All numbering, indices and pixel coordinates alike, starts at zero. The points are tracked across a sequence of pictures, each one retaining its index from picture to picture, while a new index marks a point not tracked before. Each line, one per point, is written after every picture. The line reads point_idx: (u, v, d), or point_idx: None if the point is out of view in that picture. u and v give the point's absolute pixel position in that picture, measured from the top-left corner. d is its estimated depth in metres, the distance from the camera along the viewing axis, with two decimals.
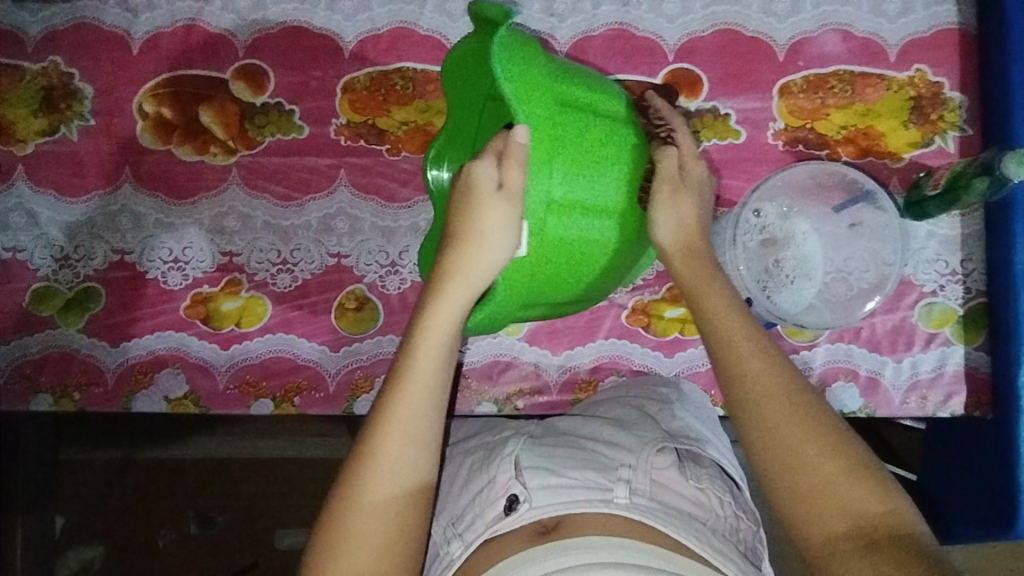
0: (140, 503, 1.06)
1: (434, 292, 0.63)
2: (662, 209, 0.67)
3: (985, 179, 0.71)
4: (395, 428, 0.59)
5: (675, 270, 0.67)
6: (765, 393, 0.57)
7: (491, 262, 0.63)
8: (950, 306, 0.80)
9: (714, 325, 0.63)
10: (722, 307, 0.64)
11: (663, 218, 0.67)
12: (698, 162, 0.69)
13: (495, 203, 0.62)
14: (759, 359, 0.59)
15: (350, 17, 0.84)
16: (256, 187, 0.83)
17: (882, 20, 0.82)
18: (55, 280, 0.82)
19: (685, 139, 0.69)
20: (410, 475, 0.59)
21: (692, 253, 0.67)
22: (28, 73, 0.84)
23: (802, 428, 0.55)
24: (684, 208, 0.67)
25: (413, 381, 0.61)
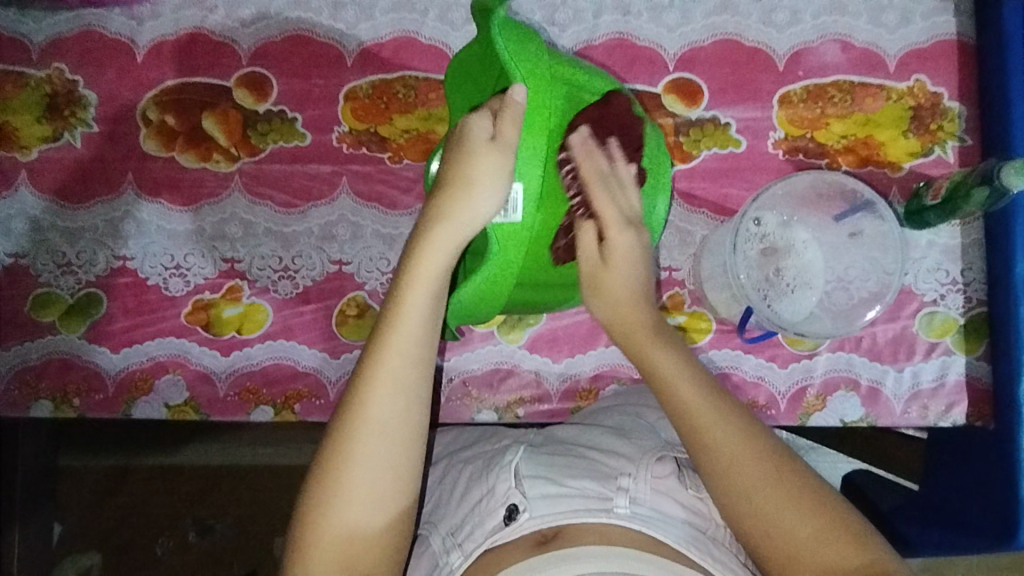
0: (137, 510, 1.05)
1: (420, 238, 0.64)
2: (605, 280, 0.69)
3: (985, 189, 0.72)
4: (383, 374, 0.61)
5: (628, 342, 0.69)
6: (737, 459, 0.60)
7: (479, 212, 0.63)
8: (951, 316, 0.80)
9: (669, 392, 0.64)
10: (679, 371, 0.65)
11: (624, 288, 0.69)
12: (623, 229, 0.69)
13: (486, 153, 0.62)
14: (725, 426, 0.61)
15: (353, 26, 0.85)
16: (258, 194, 0.83)
17: (881, 30, 0.83)
18: (56, 286, 0.83)
19: (607, 206, 0.68)
20: (399, 417, 0.61)
21: (634, 337, 0.69)
22: (33, 80, 0.84)
23: (774, 489, 0.58)
24: (623, 272, 0.69)
25: (400, 329, 0.62)
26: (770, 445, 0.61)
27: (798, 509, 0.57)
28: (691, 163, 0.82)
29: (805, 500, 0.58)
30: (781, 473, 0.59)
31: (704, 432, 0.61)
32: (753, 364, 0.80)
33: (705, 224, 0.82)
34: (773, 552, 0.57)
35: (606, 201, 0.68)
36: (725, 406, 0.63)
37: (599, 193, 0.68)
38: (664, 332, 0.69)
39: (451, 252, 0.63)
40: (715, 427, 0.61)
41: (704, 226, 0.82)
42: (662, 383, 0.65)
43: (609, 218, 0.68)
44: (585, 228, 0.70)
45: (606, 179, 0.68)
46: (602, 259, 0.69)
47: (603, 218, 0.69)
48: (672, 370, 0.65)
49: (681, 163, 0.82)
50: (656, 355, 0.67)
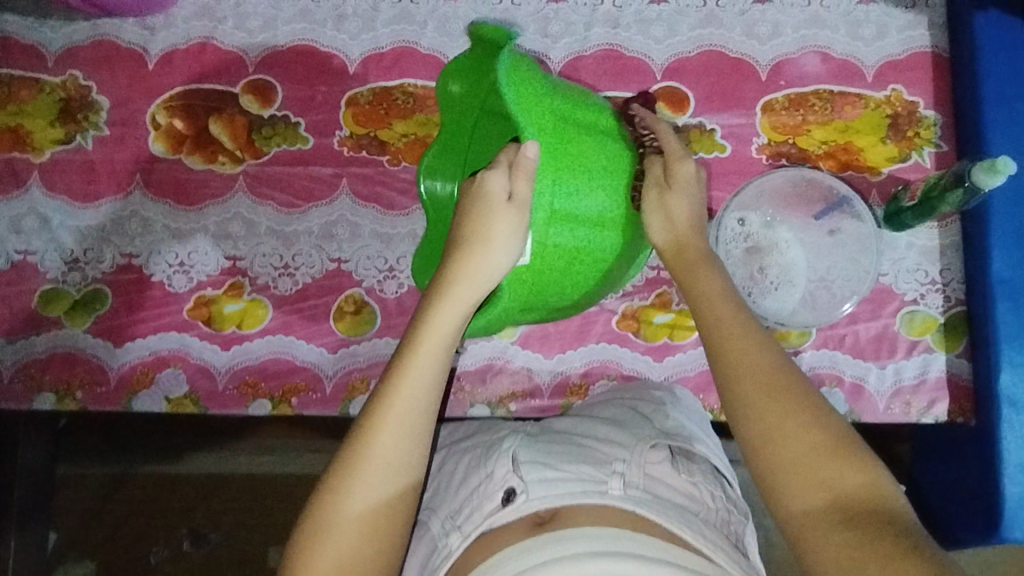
0: (134, 512, 1.06)
1: (438, 293, 0.67)
2: (669, 211, 0.70)
3: (960, 190, 0.75)
4: (393, 420, 0.62)
5: (671, 265, 0.71)
6: (752, 357, 0.61)
7: (492, 264, 0.67)
8: (932, 314, 0.82)
9: (704, 308, 0.66)
10: (711, 287, 0.67)
11: (677, 212, 0.70)
12: (686, 161, 0.72)
13: (502, 212, 0.67)
14: (749, 334, 0.63)
15: (356, 37, 0.89)
16: (261, 194, 0.87)
17: (859, 43, 0.87)
18: (64, 282, 0.85)
19: (670, 138, 0.73)
20: (406, 461, 0.62)
21: (682, 253, 0.70)
22: (48, 86, 0.88)
23: (779, 390, 0.58)
24: (683, 203, 0.71)
25: (413, 373, 0.64)
26: (796, 366, 0.61)
27: (811, 427, 0.56)
28: None
29: (816, 421, 0.57)
30: (790, 380, 0.59)
31: (729, 336, 0.63)
32: None
33: None
34: (771, 460, 0.56)
35: (669, 135, 0.74)
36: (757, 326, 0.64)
37: (665, 131, 0.74)
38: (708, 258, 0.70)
39: (467, 305, 0.66)
40: (748, 340, 0.62)
41: None
42: (697, 301, 0.67)
43: (671, 151, 0.72)
44: (653, 161, 0.73)
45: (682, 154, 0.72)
46: (661, 183, 0.71)
47: (668, 153, 0.72)
48: (712, 289, 0.67)
49: None
50: (692, 276, 0.69)
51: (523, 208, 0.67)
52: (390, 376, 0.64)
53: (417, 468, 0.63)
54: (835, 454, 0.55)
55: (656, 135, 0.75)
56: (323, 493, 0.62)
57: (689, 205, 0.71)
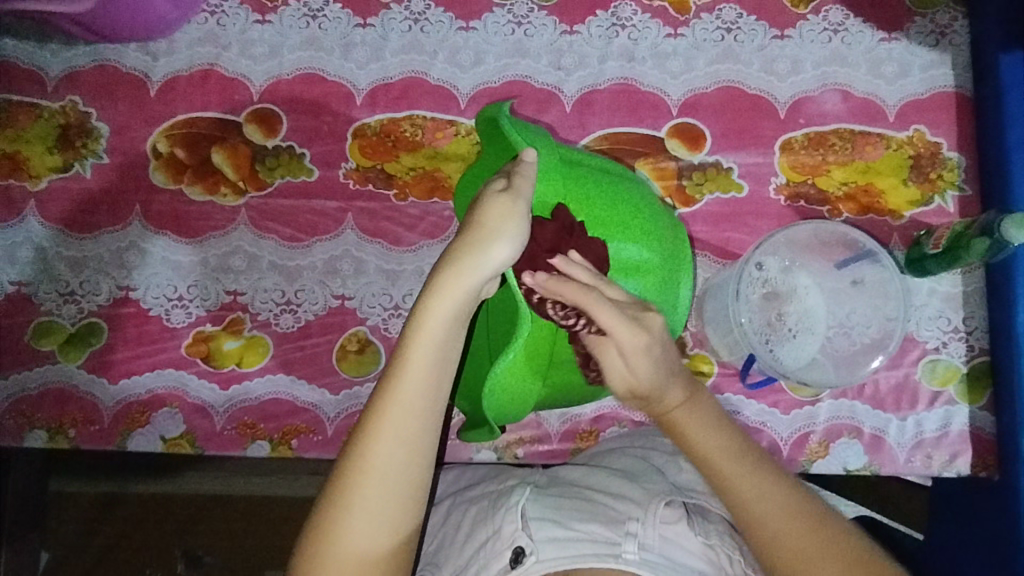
0: (125, 541, 1.03)
1: (434, 284, 0.60)
2: (638, 376, 0.64)
3: (985, 241, 0.73)
4: (386, 422, 0.60)
5: (663, 426, 0.68)
6: (779, 525, 0.64)
7: (489, 258, 0.59)
8: (954, 364, 0.79)
9: (713, 469, 0.66)
10: (716, 449, 0.66)
11: (647, 376, 0.64)
12: (637, 339, 0.62)
13: (496, 201, 0.60)
14: (765, 499, 0.64)
15: (364, 66, 0.86)
16: (263, 227, 0.84)
17: (880, 81, 0.84)
18: (58, 315, 0.83)
19: (605, 317, 0.61)
20: (401, 467, 0.60)
21: (674, 414, 0.66)
22: (47, 111, 0.86)
23: (816, 545, 0.63)
24: (651, 359, 0.63)
25: (409, 375, 0.60)
26: (815, 501, 0.65)
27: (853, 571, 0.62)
28: (693, 207, 0.83)
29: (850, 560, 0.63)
30: (816, 527, 0.64)
31: (750, 511, 0.64)
32: (755, 409, 0.79)
33: (707, 267, 0.82)
34: None
35: (605, 310, 0.61)
36: (766, 476, 0.65)
37: (600, 308, 0.61)
38: (701, 400, 0.67)
39: (463, 300, 0.60)
40: (770, 505, 0.64)
41: (706, 268, 0.82)
42: (706, 468, 0.66)
43: (617, 332, 0.62)
44: (604, 348, 0.64)
45: (620, 331, 0.62)
46: (622, 365, 0.64)
47: (612, 331, 0.62)
48: (716, 448, 0.66)
49: (683, 207, 0.83)
50: (696, 439, 0.66)
51: (521, 199, 0.60)
52: (386, 376, 0.61)
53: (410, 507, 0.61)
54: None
55: (591, 320, 0.62)
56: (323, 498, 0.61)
57: (654, 363, 0.64)
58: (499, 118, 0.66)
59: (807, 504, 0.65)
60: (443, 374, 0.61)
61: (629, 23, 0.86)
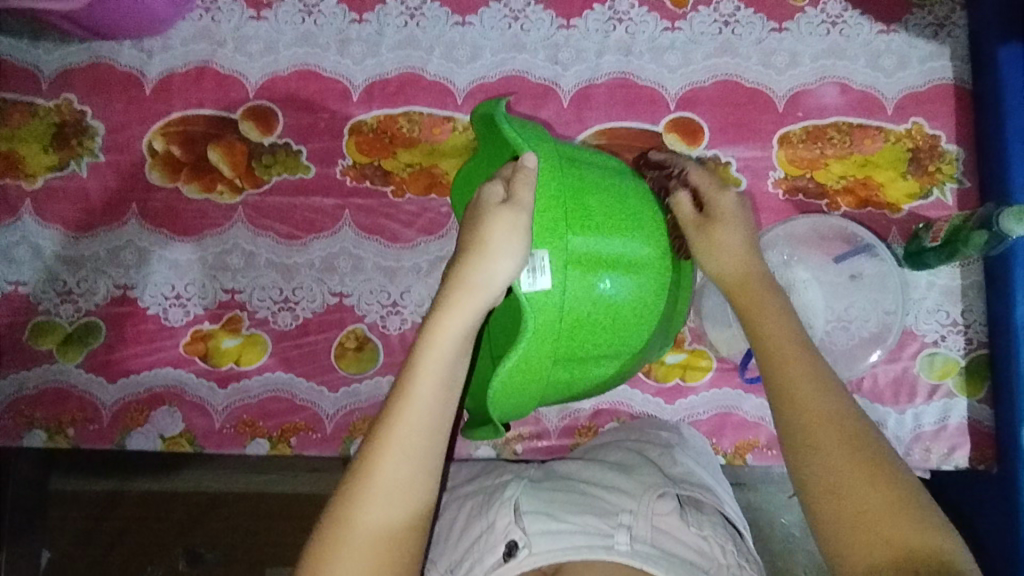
0: (125, 538, 1.02)
1: (442, 297, 0.61)
2: (716, 240, 0.69)
3: (984, 234, 0.73)
4: (393, 440, 0.59)
5: (734, 302, 0.68)
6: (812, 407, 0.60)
7: (494, 275, 0.59)
8: (952, 357, 0.79)
9: (765, 344, 0.65)
10: (775, 322, 0.65)
11: (730, 245, 0.68)
12: (723, 194, 0.70)
13: (498, 213, 0.59)
14: (814, 380, 0.61)
15: (360, 62, 0.86)
16: (260, 225, 0.84)
17: (879, 74, 0.84)
18: (56, 314, 0.82)
19: (700, 177, 0.72)
20: (408, 484, 0.59)
21: (748, 286, 0.67)
22: (41, 110, 0.85)
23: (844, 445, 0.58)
24: (732, 233, 0.69)
25: (426, 373, 0.60)
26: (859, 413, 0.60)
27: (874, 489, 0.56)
28: None
29: (882, 481, 0.56)
30: (852, 433, 0.59)
31: (787, 382, 0.62)
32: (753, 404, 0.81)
33: None
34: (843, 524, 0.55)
35: (705, 176, 0.72)
36: (825, 380, 0.62)
37: (693, 168, 0.74)
38: (776, 300, 0.67)
39: (470, 319, 0.60)
40: (813, 400, 0.60)
41: None
42: (761, 342, 0.65)
43: (705, 187, 0.72)
44: (682, 195, 0.71)
45: (716, 187, 0.71)
46: (704, 234, 0.69)
47: (702, 190, 0.72)
48: (778, 334, 0.64)
49: None
50: (761, 319, 0.66)
51: (523, 210, 0.59)
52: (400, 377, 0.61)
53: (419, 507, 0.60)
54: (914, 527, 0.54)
55: (685, 171, 0.74)
56: (326, 516, 0.59)
57: (741, 240, 0.69)
58: (496, 117, 0.64)
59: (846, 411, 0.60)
60: (450, 390, 0.61)
61: (627, 17, 0.85)
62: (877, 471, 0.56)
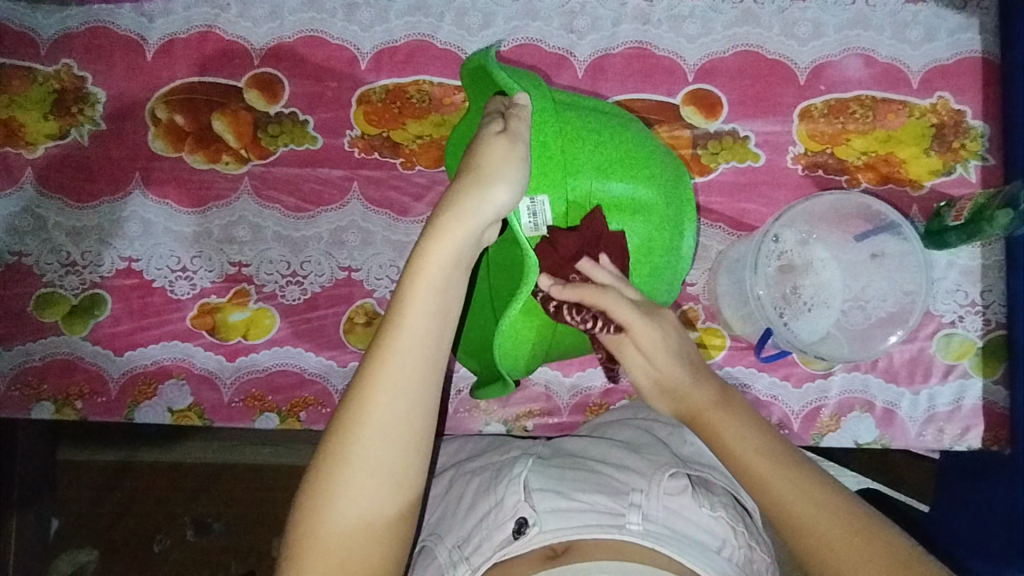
0: (131, 509, 1.02)
1: (429, 226, 0.57)
2: (666, 376, 0.63)
3: (1008, 213, 0.70)
4: (384, 376, 0.56)
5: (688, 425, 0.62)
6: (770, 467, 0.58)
7: (489, 202, 0.56)
8: (969, 338, 0.78)
9: (723, 446, 0.60)
10: (725, 417, 0.61)
11: (675, 380, 0.62)
12: (649, 324, 0.62)
13: (496, 142, 0.57)
14: (759, 442, 0.59)
15: (368, 29, 0.83)
16: (267, 197, 0.82)
17: (905, 45, 0.81)
18: (60, 286, 0.81)
19: (621, 309, 0.61)
20: (403, 422, 0.56)
21: (698, 414, 0.61)
22: (40, 76, 0.83)
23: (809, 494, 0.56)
24: (665, 357, 0.62)
25: (407, 323, 0.56)
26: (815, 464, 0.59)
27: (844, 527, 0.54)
28: (708, 176, 0.81)
29: (831, 507, 0.55)
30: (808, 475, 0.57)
31: (751, 472, 0.58)
32: (766, 382, 0.79)
33: (721, 239, 0.81)
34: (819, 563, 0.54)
35: (620, 303, 0.61)
36: (795, 460, 0.58)
37: (613, 301, 0.61)
38: (728, 401, 0.62)
39: (460, 247, 0.57)
40: (776, 467, 0.57)
41: (720, 240, 0.81)
42: (739, 467, 0.59)
43: (631, 322, 0.62)
44: (615, 305, 0.61)
45: (609, 291, 0.61)
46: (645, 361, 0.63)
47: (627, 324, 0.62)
48: (751, 450, 0.59)
49: (697, 176, 0.81)
50: (708, 408, 0.61)
51: (521, 142, 0.58)
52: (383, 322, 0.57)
53: (411, 480, 0.56)
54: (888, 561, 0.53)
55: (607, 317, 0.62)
56: (309, 481, 0.56)
57: (677, 363, 0.63)
58: (488, 63, 0.63)
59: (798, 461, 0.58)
60: (438, 321, 0.57)
61: None
62: (857, 526, 0.54)
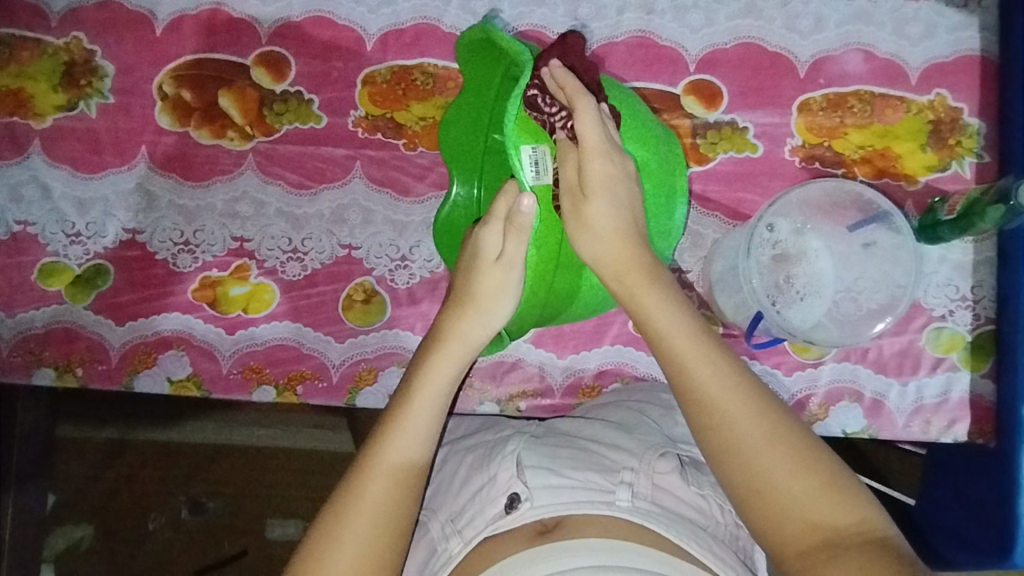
0: (127, 483, 1.03)
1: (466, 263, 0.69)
2: (591, 215, 0.63)
3: (1000, 207, 0.72)
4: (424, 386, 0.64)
5: (610, 274, 0.64)
6: (719, 391, 0.57)
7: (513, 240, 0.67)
8: (959, 332, 0.80)
9: (668, 347, 0.59)
10: (667, 320, 0.61)
11: (601, 230, 0.64)
12: (600, 157, 0.62)
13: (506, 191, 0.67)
14: (712, 363, 0.58)
15: (375, 10, 0.84)
16: (271, 173, 0.83)
17: (905, 42, 0.82)
18: (64, 256, 0.82)
19: (589, 123, 0.62)
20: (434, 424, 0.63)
21: (624, 275, 0.63)
22: (50, 47, 0.84)
23: (749, 415, 0.56)
24: (605, 204, 0.63)
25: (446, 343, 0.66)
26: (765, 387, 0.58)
27: (781, 452, 0.54)
28: (706, 166, 0.82)
29: (772, 431, 0.55)
30: (756, 398, 0.56)
31: (695, 388, 0.57)
32: (756, 370, 0.80)
33: (717, 227, 0.82)
34: (749, 486, 0.54)
35: (590, 120, 0.61)
36: (765, 400, 0.56)
37: (586, 113, 0.61)
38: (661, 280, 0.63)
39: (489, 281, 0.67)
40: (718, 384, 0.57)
41: (716, 229, 0.82)
42: (704, 408, 0.57)
43: (588, 144, 0.62)
44: (584, 116, 0.61)
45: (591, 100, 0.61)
46: (577, 186, 0.64)
47: (583, 146, 0.62)
48: (724, 389, 0.57)
49: (694, 165, 0.82)
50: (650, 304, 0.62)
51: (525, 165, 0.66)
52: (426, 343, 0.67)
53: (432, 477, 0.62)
54: (818, 489, 0.53)
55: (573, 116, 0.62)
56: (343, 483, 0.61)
57: (614, 213, 0.64)
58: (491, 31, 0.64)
59: (747, 382, 0.57)
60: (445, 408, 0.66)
61: None
62: (793, 452, 0.54)
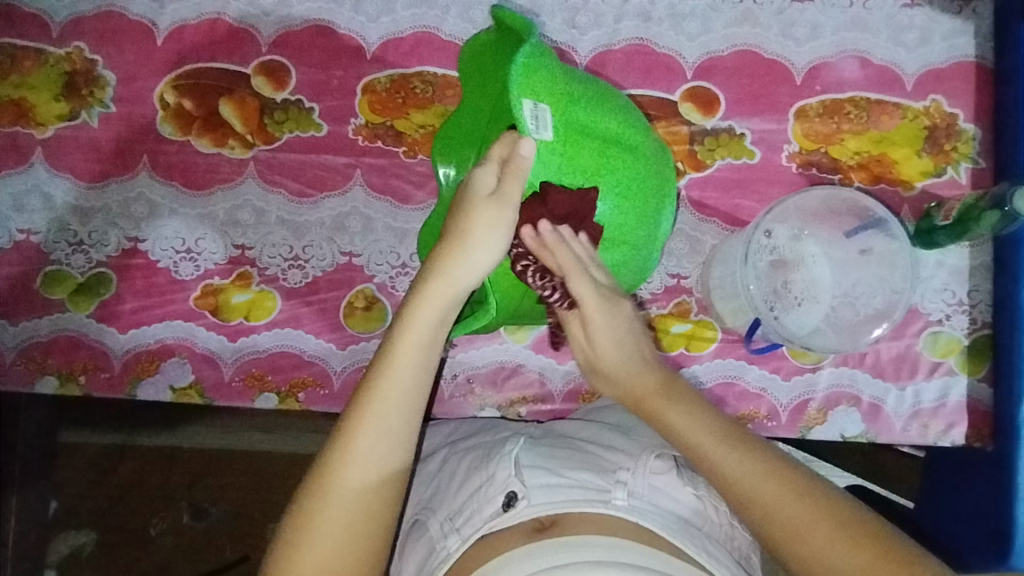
0: (128, 489, 1.03)
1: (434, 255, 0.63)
2: (602, 345, 0.68)
3: (995, 214, 0.72)
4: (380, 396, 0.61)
5: (630, 392, 0.67)
6: (746, 473, 0.60)
7: (485, 238, 0.62)
8: (956, 337, 0.80)
9: (696, 449, 0.62)
10: (690, 421, 0.63)
11: (618, 351, 0.68)
12: (602, 308, 0.67)
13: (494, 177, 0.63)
14: (737, 458, 0.61)
15: (374, 19, 0.85)
16: (272, 181, 0.84)
17: (900, 48, 0.83)
18: (67, 264, 0.83)
19: (584, 289, 0.65)
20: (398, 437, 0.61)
21: (644, 397, 0.66)
22: (52, 58, 0.84)
23: (782, 493, 0.59)
24: (610, 331, 0.67)
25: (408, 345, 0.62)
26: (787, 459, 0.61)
27: (819, 520, 0.57)
28: (704, 172, 0.83)
29: (803, 498, 0.58)
30: (782, 474, 0.60)
31: (730, 482, 0.60)
32: (755, 375, 0.80)
33: (715, 233, 0.82)
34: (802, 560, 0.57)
35: (583, 283, 0.65)
36: (791, 472, 0.60)
37: (579, 281, 0.65)
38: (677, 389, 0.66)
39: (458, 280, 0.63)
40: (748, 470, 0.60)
41: (714, 235, 0.82)
42: (739, 495, 0.60)
43: (585, 301, 0.66)
44: (578, 289, 0.65)
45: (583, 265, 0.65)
46: (586, 336, 0.69)
47: (582, 303, 0.67)
48: (752, 473, 0.60)
49: (692, 172, 0.83)
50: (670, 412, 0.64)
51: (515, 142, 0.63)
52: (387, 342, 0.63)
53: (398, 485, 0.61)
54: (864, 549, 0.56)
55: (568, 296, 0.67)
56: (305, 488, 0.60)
57: (620, 342, 0.68)
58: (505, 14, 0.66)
59: (771, 457, 0.61)
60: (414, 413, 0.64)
61: None
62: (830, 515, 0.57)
